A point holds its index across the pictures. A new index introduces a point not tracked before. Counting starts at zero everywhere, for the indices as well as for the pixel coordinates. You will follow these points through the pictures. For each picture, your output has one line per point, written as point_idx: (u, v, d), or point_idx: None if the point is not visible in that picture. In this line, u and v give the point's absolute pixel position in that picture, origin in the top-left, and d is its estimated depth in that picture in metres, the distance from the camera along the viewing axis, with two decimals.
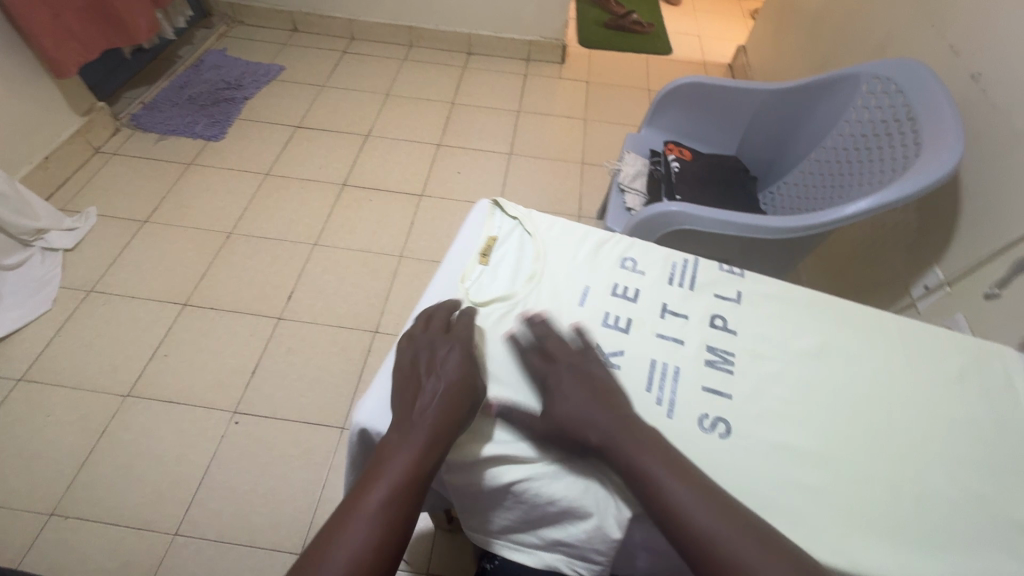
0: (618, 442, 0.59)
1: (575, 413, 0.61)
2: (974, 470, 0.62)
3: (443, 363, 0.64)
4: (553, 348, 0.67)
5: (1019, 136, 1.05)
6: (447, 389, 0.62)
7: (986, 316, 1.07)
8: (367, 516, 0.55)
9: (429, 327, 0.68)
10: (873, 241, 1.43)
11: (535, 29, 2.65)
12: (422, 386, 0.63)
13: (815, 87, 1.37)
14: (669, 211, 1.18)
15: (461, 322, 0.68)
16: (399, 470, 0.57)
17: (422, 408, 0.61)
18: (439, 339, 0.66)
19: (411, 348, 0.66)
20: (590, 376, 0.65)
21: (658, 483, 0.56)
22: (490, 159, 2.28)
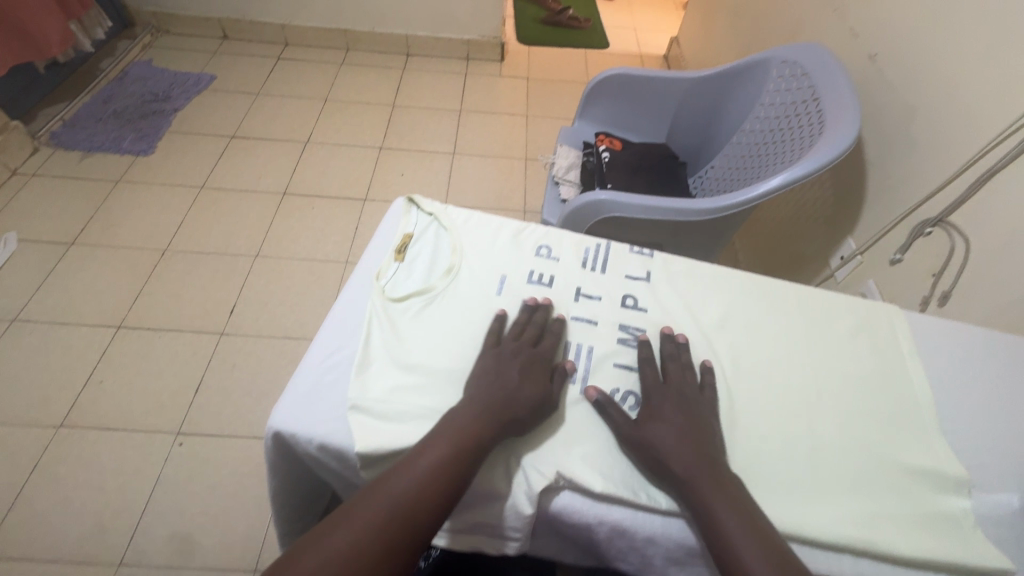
0: (701, 482, 0.57)
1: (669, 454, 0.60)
2: (865, 419, 0.67)
3: (531, 367, 0.64)
4: (671, 375, 0.67)
5: (912, 111, 1.13)
6: (536, 397, 0.62)
7: (893, 281, 1.14)
8: (427, 473, 0.54)
9: (521, 334, 0.68)
10: (796, 218, 1.50)
11: (472, 28, 2.66)
12: (510, 377, 0.63)
13: (732, 74, 1.44)
14: (598, 199, 1.22)
15: (551, 334, 0.69)
16: (465, 444, 0.57)
17: (510, 399, 0.61)
18: (528, 349, 0.66)
19: (494, 351, 0.65)
20: (703, 416, 0.64)
21: (718, 515, 0.55)
22: (434, 159, 2.28)
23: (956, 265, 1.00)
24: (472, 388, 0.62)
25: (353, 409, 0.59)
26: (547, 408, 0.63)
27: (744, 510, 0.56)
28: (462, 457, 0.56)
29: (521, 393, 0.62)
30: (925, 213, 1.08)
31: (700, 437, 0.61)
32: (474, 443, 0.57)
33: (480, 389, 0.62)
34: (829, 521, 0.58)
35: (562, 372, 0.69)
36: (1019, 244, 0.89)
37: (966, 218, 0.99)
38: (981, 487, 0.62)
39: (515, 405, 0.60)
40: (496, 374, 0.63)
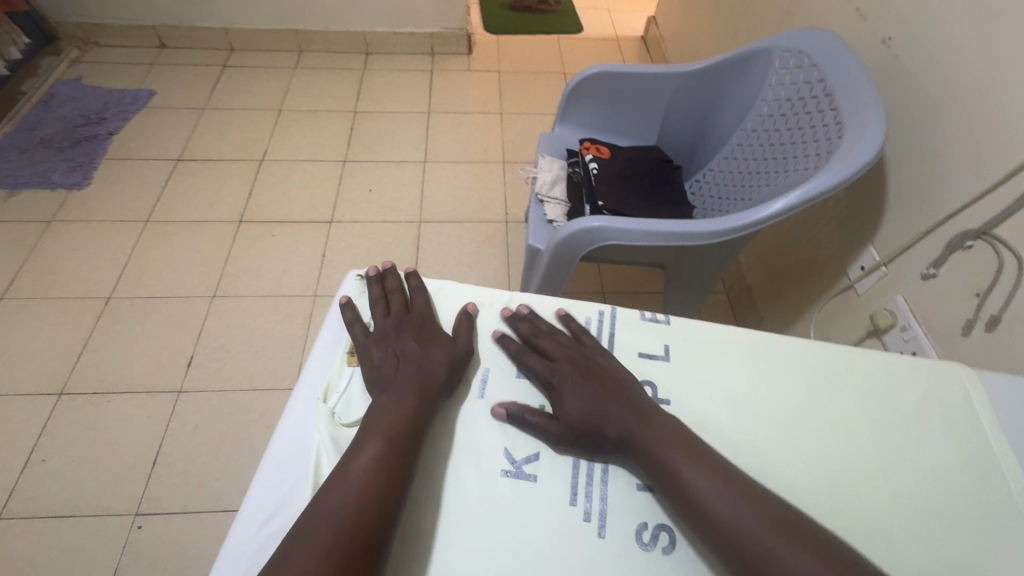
0: (636, 436, 0.63)
1: (588, 411, 0.66)
2: (946, 532, 0.59)
3: (421, 331, 0.73)
4: (549, 346, 0.73)
5: (937, 107, 0.99)
6: (441, 350, 0.71)
7: (925, 298, 1.02)
8: (375, 463, 0.58)
9: (390, 309, 0.77)
10: (806, 221, 1.38)
11: (434, 20, 2.45)
12: (409, 348, 0.71)
13: (728, 65, 1.28)
14: (591, 226, 1.07)
15: (419, 294, 0.79)
16: (382, 418, 0.63)
17: (422, 368, 0.68)
18: (404, 317, 0.75)
19: (369, 337, 0.73)
20: (592, 365, 0.71)
21: (658, 452, 0.62)
22: (404, 169, 2.09)
23: (1005, 285, 0.87)
24: (369, 375, 0.69)
25: None
26: (457, 362, 0.71)
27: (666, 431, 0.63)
28: (392, 435, 0.61)
29: (434, 367, 0.69)
30: (963, 221, 0.94)
31: (605, 390, 0.68)
32: (398, 416, 0.63)
33: (376, 369, 0.69)
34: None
35: (576, 505, 0.64)
36: None
37: (1012, 233, 0.86)
38: None
39: (423, 369, 0.68)
40: (388, 353, 0.70)
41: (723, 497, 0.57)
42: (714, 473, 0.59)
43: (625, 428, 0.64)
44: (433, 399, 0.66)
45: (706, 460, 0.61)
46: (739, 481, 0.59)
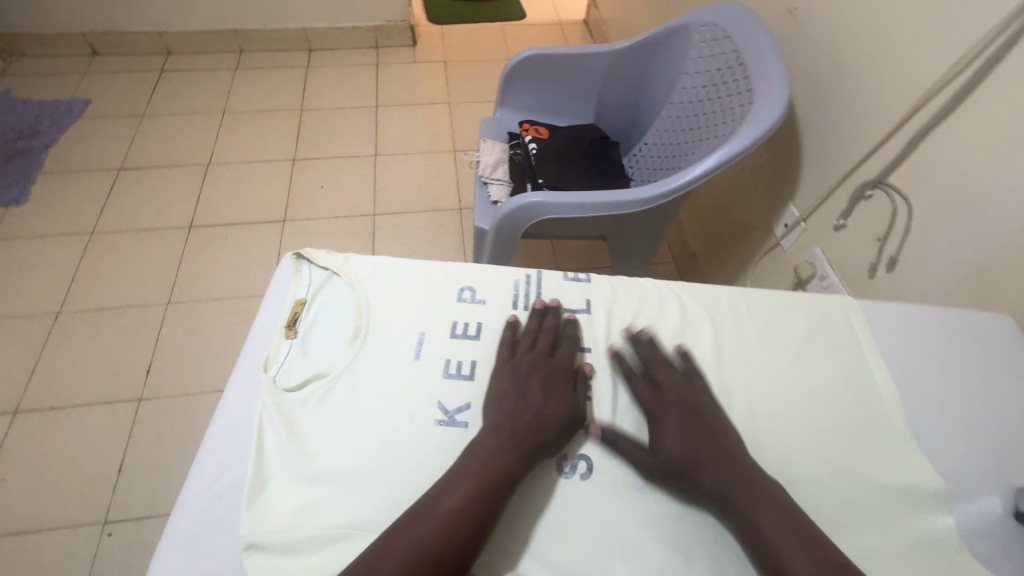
0: (738, 494, 0.57)
1: (694, 458, 0.59)
2: (833, 442, 0.63)
3: (552, 383, 0.61)
4: (661, 374, 0.66)
5: (837, 70, 1.07)
6: (560, 410, 0.59)
7: (838, 248, 1.10)
8: (472, 485, 0.52)
9: (535, 344, 0.64)
10: (736, 186, 1.46)
11: (375, 14, 2.45)
12: (531, 395, 0.59)
13: (652, 42, 1.34)
14: (529, 202, 1.13)
15: (566, 343, 0.66)
16: (493, 455, 0.54)
17: (537, 421, 0.57)
18: (546, 360, 0.63)
19: (509, 366, 0.62)
20: (703, 411, 0.63)
21: (760, 521, 0.55)
22: (355, 164, 2.10)
23: (901, 227, 0.96)
24: (493, 407, 0.59)
25: (249, 549, 0.50)
26: (571, 426, 0.59)
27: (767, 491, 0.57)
28: (489, 479, 0.52)
29: (547, 412, 0.58)
30: (863, 175, 1.03)
31: (715, 440, 0.61)
32: (506, 461, 0.54)
33: (504, 410, 0.58)
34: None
35: None
36: (962, 201, 0.85)
37: (903, 181, 0.95)
38: (959, 499, 0.60)
39: (542, 427, 0.57)
40: (517, 389, 0.60)
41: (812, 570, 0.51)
42: (809, 548, 0.53)
43: (723, 486, 0.57)
44: (540, 458, 0.55)
45: (804, 532, 0.54)
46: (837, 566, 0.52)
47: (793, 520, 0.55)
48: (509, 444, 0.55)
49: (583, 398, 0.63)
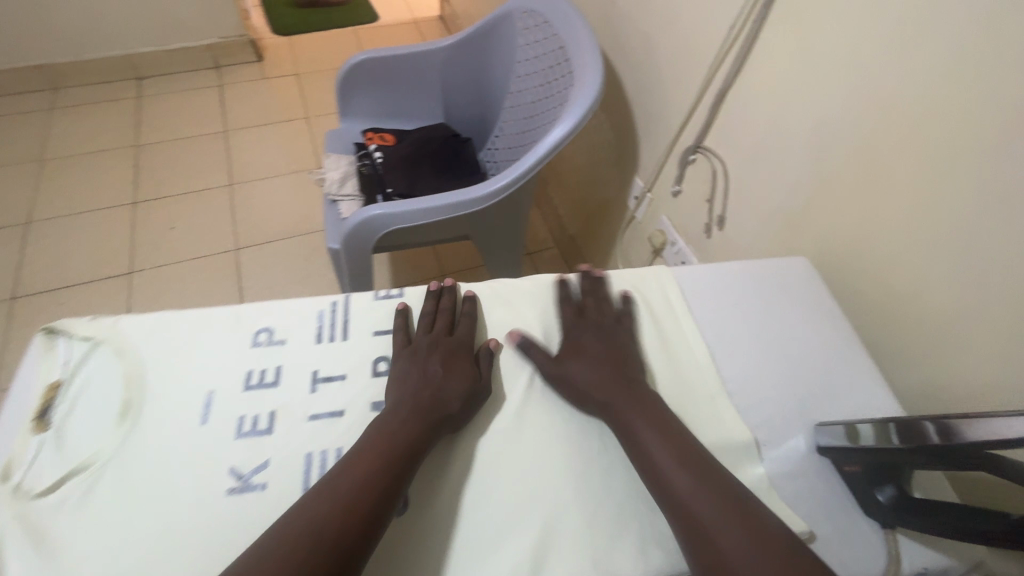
0: (620, 404, 0.57)
1: (591, 373, 0.60)
2: None
3: (453, 357, 0.60)
4: (593, 309, 0.67)
5: (649, 43, 1.10)
6: (462, 383, 0.58)
7: (679, 212, 1.14)
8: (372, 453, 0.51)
9: (433, 326, 0.63)
10: (593, 165, 1.49)
11: (208, 31, 2.24)
12: (431, 372, 0.59)
13: (480, 34, 1.33)
14: (371, 215, 1.07)
15: (466, 319, 0.65)
16: (394, 434, 0.53)
17: (438, 397, 0.56)
18: (445, 338, 0.62)
19: (406, 350, 0.61)
20: (617, 340, 0.64)
21: (638, 430, 0.55)
22: (208, 197, 1.92)
23: (722, 185, 1.01)
24: (395, 385, 0.58)
25: None
26: (474, 397, 0.58)
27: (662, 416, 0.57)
28: (391, 457, 0.51)
29: (445, 386, 0.58)
30: (685, 140, 1.07)
31: (613, 362, 0.61)
32: (406, 439, 0.53)
33: (404, 387, 0.58)
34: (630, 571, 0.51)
35: None
36: (762, 155, 0.90)
37: (716, 142, 1.00)
38: (780, 440, 0.59)
39: (442, 403, 0.56)
40: (418, 368, 0.59)
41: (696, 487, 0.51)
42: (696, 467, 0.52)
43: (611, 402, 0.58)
44: (435, 429, 0.55)
45: (695, 455, 0.54)
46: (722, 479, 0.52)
47: (683, 444, 0.54)
48: (403, 417, 0.55)
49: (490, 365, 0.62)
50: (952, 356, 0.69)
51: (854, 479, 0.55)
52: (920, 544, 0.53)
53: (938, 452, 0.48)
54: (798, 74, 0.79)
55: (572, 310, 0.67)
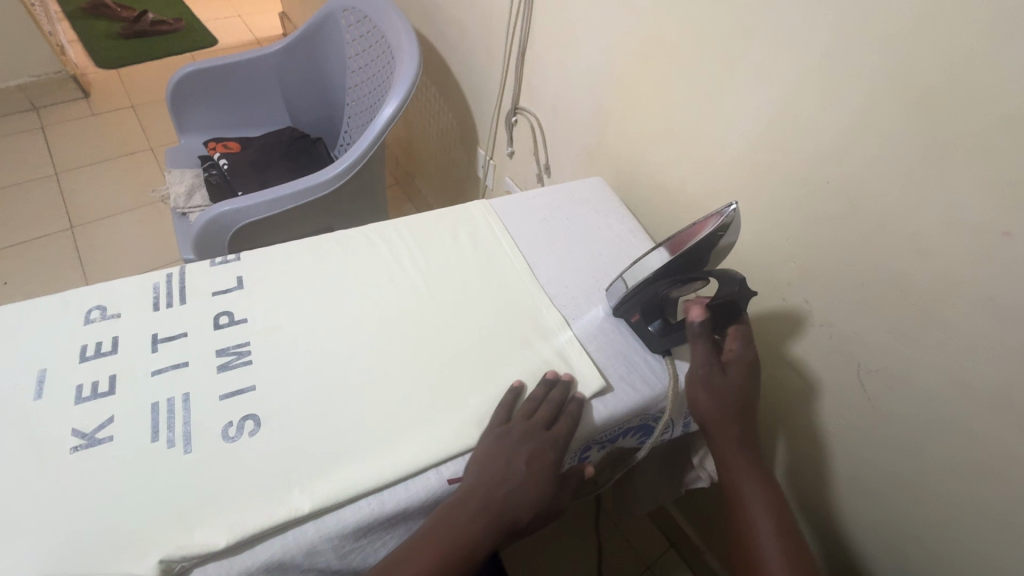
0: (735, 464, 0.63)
1: (723, 405, 0.63)
2: (486, 312, 0.70)
3: (535, 454, 0.57)
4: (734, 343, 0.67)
5: (461, 25, 1.23)
6: (537, 486, 0.56)
7: (517, 171, 1.28)
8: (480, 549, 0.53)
9: (534, 413, 0.60)
10: (444, 148, 1.59)
11: (16, 70, 2.05)
12: (517, 470, 0.56)
13: (308, 35, 1.38)
14: (218, 213, 1.08)
15: (568, 415, 0.61)
16: (451, 547, 0.52)
17: (514, 501, 0.55)
18: (535, 425, 0.59)
19: (502, 434, 0.58)
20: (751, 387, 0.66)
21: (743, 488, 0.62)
22: (45, 245, 1.76)
23: (541, 139, 1.15)
24: (474, 471, 0.56)
25: None
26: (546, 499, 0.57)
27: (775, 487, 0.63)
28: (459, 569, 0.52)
29: (526, 489, 0.55)
30: (506, 106, 1.20)
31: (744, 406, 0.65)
32: (470, 542, 0.53)
33: (487, 482, 0.55)
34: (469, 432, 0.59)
35: (158, 438, 0.54)
36: (560, 104, 1.04)
37: (529, 103, 1.14)
38: (582, 313, 0.72)
39: (517, 508, 0.55)
40: (502, 460, 0.56)
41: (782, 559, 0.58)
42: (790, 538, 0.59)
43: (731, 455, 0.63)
44: (505, 533, 0.55)
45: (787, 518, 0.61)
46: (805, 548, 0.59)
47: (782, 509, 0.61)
48: (486, 531, 0.53)
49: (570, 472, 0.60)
50: None
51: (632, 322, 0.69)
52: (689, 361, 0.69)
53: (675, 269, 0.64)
54: (568, 30, 0.95)
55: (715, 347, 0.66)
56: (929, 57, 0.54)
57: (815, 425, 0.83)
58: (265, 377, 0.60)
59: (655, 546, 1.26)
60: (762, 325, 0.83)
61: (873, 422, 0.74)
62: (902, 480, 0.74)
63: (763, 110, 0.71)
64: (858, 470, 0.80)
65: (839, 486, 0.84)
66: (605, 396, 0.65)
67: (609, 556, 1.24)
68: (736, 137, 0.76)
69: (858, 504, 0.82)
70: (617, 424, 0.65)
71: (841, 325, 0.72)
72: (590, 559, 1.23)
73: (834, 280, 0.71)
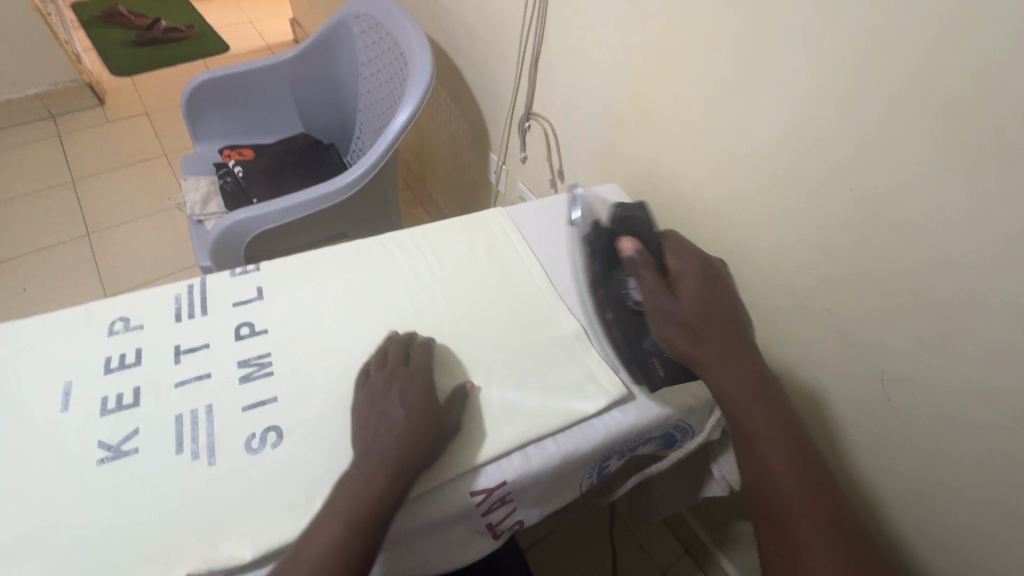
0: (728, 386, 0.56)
1: (689, 327, 0.57)
2: (504, 321, 0.70)
3: (410, 395, 0.57)
4: (672, 260, 0.63)
5: (474, 30, 1.23)
6: (423, 422, 0.55)
7: (530, 176, 1.27)
8: (383, 491, 0.50)
9: (387, 360, 0.61)
10: (456, 152, 1.59)
11: (34, 79, 2.08)
12: (388, 413, 0.55)
13: (320, 42, 1.39)
14: (235, 220, 1.09)
15: (422, 352, 0.62)
16: (361, 500, 0.49)
17: (398, 438, 0.53)
18: (402, 371, 0.59)
19: (365, 386, 0.59)
20: (719, 302, 0.60)
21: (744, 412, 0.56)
22: (63, 251, 1.79)
23: (554, 143, 1.15)
24: (354, 430, 0.55)
25: None
26: (443, 437, 0.56)
27: (784, 417, 0.57)
28: (371, 518, 0.49)
29: (404, 423, 0.55)
30: (519, 111, 1.20)
31: (719, 321, 0.58)
32: (376, 494, 0.50)
33: (365, 433, 0.55)
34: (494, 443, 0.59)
35: (182, 451, 0.55)
36: (573, 110, 1.04)
37: (542, 108, 1.13)
38: None
39: (403, 443, 0.53)
40: (374, 409, 0.56)
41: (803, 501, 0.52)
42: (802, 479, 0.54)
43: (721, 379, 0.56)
44: (409, 475, 0.52)
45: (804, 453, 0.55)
46: (822, 478, 0.54)
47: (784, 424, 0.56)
48: (382, 473, 0.51)
49: (454, 403, 0.60)
50: (731, 238, 0.85)
51: (654, 379, 0.62)
52: None
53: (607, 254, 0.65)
54: (582, 35, 0.94)
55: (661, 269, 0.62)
56: (957, 63, 0.53)
57: (837, 433, 0.82)
58: (287, 388, 0.60)
59: (671, 553, 1.24)
60: (783, 331, 0.82)
61: (898, 430, 0.73)
62: (929, 490, 0.73)
63: (782, 117, 0.70)
64: (882, 478, 0.78)
65: (861, 494, 0.83)
66: (625, 404, 0.65)
67: (625, 562, 1.23)
68: (754, 143, 0.75)
69: (884, 513, 0.81)
70: (639, 435, 0.65)
71: (863, 333, 0.72)
72: (605, 565, 1.22)
73: (856, 288, 0.70)
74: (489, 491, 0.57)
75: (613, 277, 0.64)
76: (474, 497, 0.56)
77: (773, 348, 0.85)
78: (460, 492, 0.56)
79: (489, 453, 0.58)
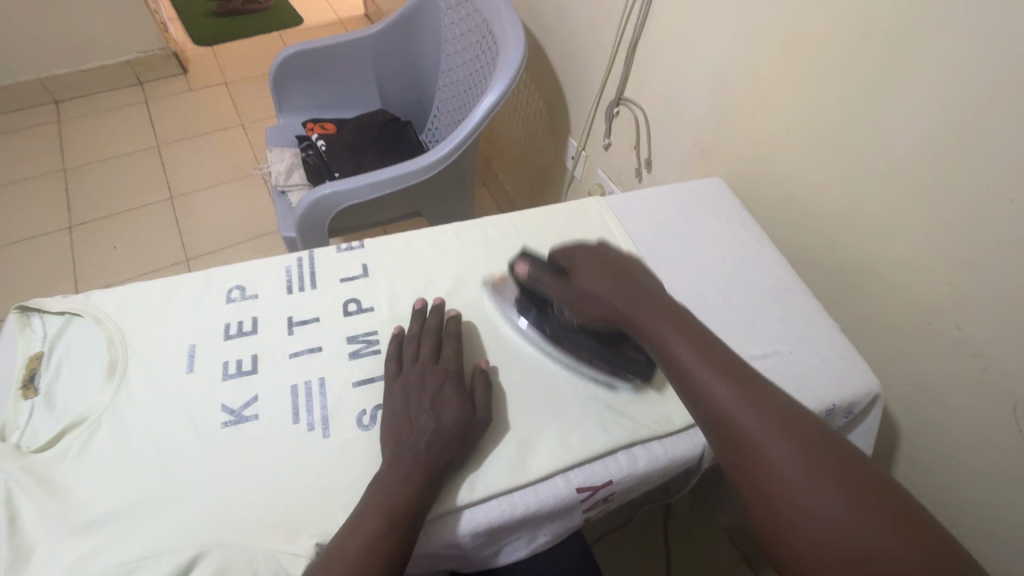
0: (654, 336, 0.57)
1: (601, 300, 0.60)
2: None
3: (443, 391, 0.57)
4: (562, 258, 0.64)
5: (566, 10, 1.19)
6: (455, 421, 0.54)
7: (613, 164, 1.24)
8: (420, 485, 0.50)
9: (419, 352, 0.60)
10: (529, 135, 1.56)
11: (127, 46, 2.18)
12: (422, 412, 0.55)
13: (407, 18, 1.37)
14: (321, 195, 1.11)
15: (450, 341, 0.62)
16: (397, 500, 0.49)
17: (436, 436, 0.53)
18: (431, 367, 0.59)
19: (399, 382, 0.58)
20: (625, 267, 0.62)
21: (677, 354, 0.55)
22: (150, 212, 1.88)
23: (644, 132, 1.10)
24: (388, 421, 0.55)
25: None
26: (475, 437, 0.55)
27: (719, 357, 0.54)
28: (411, 510, 0.49)
29: (443, 423, 0.54)
30: (608, 96, 1.16)
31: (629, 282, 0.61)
32: (416, 488, 0.50)
33: (400, 430, 0.54)
34: (602, 440, 0.58)
35: (299, 421, 0.56)
36: (674, 97, 0.99)
37: (634, 94, 1.09)
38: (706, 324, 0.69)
39: (439, 441, 0.53)
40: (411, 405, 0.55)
41: (798, 456, 0.46)
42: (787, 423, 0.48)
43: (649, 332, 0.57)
44: (443, 475, 0.52)
45: (783, 409, 0.50)
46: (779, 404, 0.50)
47: (717, 359, 0.53)
48: (421, 470, 0.51)
49: (488, 400, 0.58)
50: (846, 243, 0.80)
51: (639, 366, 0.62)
52: (832, 389, 0.65)
53: (531, 307, 0.65)
54: (692, 21, 0.90)
55: (557, 273, 0.64)
56: None
57: (951, 459, 0.75)
58: None
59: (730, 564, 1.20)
60: (897, 347, 0.77)
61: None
62: None
63: (933, 117, 0.64)
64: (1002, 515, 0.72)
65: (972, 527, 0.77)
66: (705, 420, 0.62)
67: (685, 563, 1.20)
68: (892, 145, 0.69)
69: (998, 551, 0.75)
70: None
71: (1001, 359, 0.66)
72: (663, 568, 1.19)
73: (998, 308, 0.64)
74: (595, 489, 0.56)
75: (543, 312, 0.64)
76: (580, 493, 0.56)
77: (882, 364, 0.80)
78: (567, 488, 0.55)
79: (599, 449, 0.57)
